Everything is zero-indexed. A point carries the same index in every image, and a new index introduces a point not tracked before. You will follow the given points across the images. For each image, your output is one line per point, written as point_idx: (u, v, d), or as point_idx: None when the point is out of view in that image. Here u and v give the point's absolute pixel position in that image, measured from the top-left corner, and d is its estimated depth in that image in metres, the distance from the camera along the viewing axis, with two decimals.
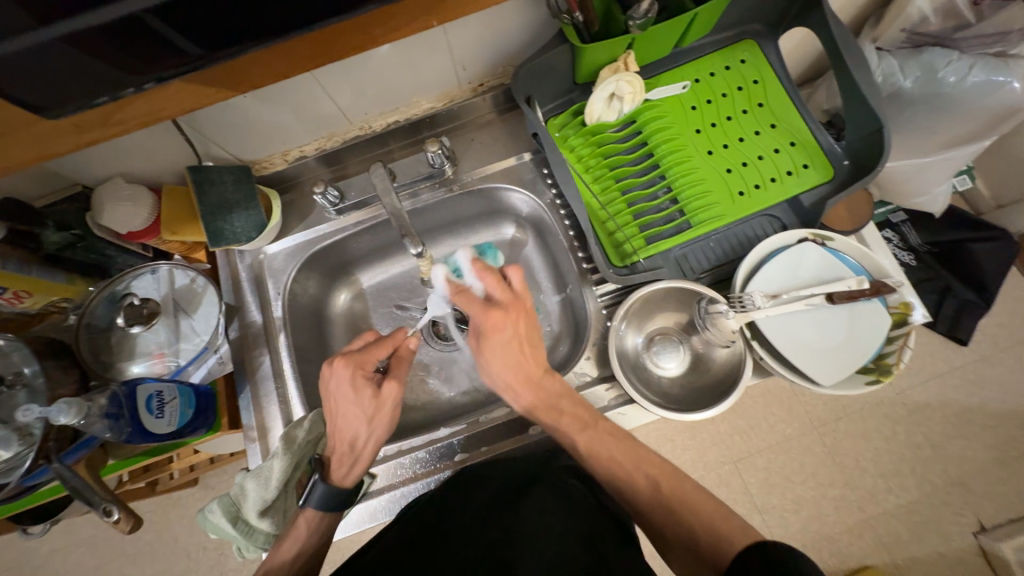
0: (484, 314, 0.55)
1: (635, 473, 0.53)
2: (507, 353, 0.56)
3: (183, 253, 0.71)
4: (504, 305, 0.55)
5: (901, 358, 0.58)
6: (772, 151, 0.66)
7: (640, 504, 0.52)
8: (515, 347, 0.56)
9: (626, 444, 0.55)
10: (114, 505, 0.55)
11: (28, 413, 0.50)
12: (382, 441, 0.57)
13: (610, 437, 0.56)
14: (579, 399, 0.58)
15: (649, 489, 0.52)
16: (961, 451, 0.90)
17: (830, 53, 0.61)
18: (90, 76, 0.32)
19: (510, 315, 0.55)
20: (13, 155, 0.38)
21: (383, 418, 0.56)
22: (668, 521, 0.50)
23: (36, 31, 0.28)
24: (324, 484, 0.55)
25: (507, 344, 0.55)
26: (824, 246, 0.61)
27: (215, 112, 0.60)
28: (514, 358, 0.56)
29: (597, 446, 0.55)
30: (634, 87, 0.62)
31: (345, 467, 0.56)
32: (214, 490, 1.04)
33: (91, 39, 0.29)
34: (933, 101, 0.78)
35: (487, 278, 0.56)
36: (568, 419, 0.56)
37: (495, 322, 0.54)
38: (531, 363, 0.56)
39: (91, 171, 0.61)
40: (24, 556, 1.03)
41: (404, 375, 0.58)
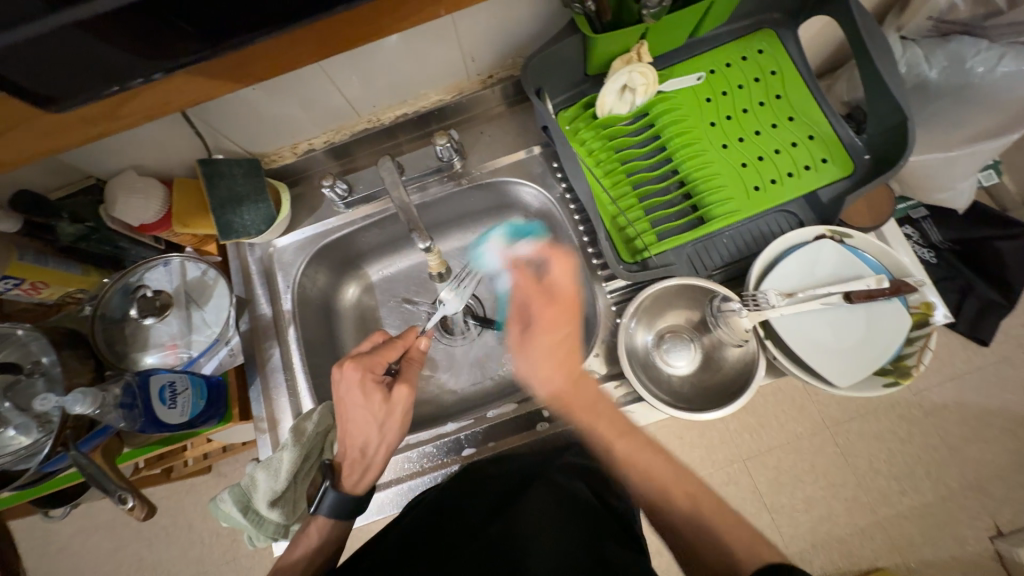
0: (542, 304, 0.62)
1: (672, 489, 0.54)
2: (555, 352, 0.61)
3: (195, 246, 0.72)
4: (562, 298, 0.62)
5: (921, 360, 0.56)
6: (789, 144, 0.64)
7: (675, 518, 0.53)
8: (563, 347, 0.61)
9: (662, 457, 0.57)
10: (129, 493, 0.55)
11: (46, 402, 0.51)
12: (393, 447, 0.57)
13: (648, 451, 0.57)
14: (617, 408, 0.61)
15: (685, 506, 0.53)
16: (979, 455, 0.88)
17: (853, 42, 0.59)
18: (98, 65, 0.32)
19: (571, 312, 0.62)
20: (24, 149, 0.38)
21: (394, 422, 0.56)
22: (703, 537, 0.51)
23: (44, 20, 0.27)
24: (335, 491, 0.55)
25: (556, 342, 0.61)
26: (842, 244, 0.59)
27: (224, 105, 0.60)
28: (568, 358, 0.61)
29: (636, 458, 0.57)
30: (647, 79, 0.60)
31: (357, 474, 0.56)
32: (226, 477, 1.07)
33: (92, 28, 0.29)
34: (960, 92, 0.76)
35: (557, 267, 0.62)
36: (609, 425, 0.58)
37: (552, 315, 0.62)
38: (573, 364, 0.61)
39: (104, 163, 0.62)
40: (46, 538, 1.07)
41: (415, 378, 0.58)
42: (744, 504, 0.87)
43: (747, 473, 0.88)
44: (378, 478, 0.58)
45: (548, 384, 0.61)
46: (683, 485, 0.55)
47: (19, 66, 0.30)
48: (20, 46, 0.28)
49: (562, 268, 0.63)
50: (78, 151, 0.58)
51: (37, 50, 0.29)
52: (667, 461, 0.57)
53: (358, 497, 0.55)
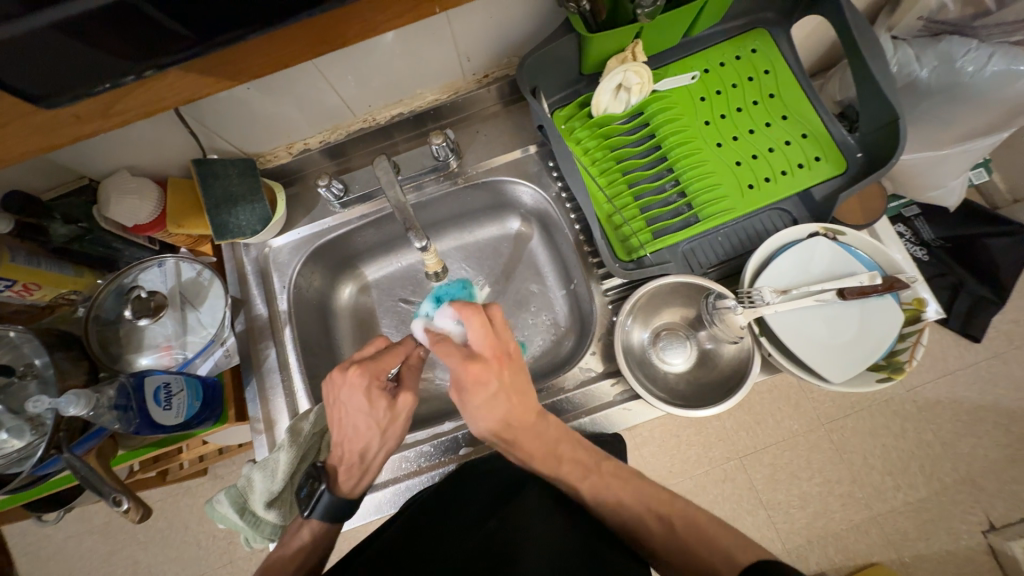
0: (465, 368, 0.49)
1: (647, 514, 0.53)
2: (494, 405, 0.51)
3: (190, 246, 0.72)
4: (487, 358, 0.50)
5: (913, 356, 0.56)
6: (783, 143, 0.65)
7: (653, 543, 0.52)
8: (502, 400, 0.51)
9: (632, 483, 0.54)
10: (124, 495, 0.55)
11: (39, 404, 0.50)
12: (390, 451, 0.58)
13: (615, 480, 0.54)
14: (577, 440, 0.55)
15: (660, 529, 0.52)
16: (971, 449, 0.89)
17: (845, 41, 0.60)
18: (87, 63, 0.32)
19: (498, 365, 0.50)
20: (16, 147, 0.38)
21: (395, 427, 0.57)
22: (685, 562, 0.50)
23: (26, 19, 0.27)
24: (331, 494, 0.54)
25: (493, 396, 0.51)
26: (835, 241, 0.59)
27: (217, 104, 0.59)
28: (502, 404, 0.51)
29: (602, 490, 0.53)
30: (641, 77, 0.61)
31: (353, 476, 0.56)
32: (223, 479, 1.06)
33: (79, 24, 0.28)
34: (950, 91, 0.76)
35: (474, 323, 0.49)
36: (569, 466, 0.53)
37: (478, 375, 0.49)
38: (522, 408, 0.52)
39: (96, 163, 0.61)
40: (39, 543, 1.06)
41: (415, 385, 0.59)
42: (740, 500, 0.88)
43: (743, 470, 0.89)
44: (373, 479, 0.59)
45: (492, 432, 0.52)
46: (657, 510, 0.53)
47: (7, 63, 0.29)
48: (8, 43, 0.28)
49: (477, 327, 0.49)
50: (70, 152, 0.58)
51: (24, 50, 0.29)
52: (642, 487, 0.54)
53: (353, 501, 0.55)
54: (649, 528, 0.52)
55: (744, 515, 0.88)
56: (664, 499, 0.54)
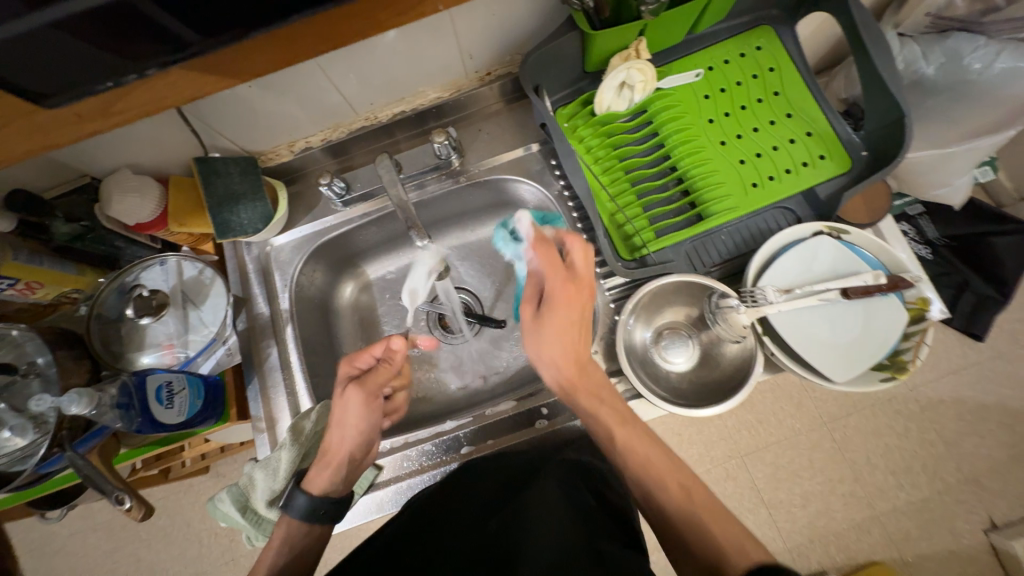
0: (562, 286, 0.55)
1: (668, 476, 0.51)
2: (567, 332, 0.56)
3: (192, 245, 0.72)
4: (580, 283, 0.56)
5: (917, 355, 0.56)
6: (787, 141, 0.65)
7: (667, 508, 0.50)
8: (575, 330, 0.56)
9: (660, 447, 0.53)
10: (127, 493, 0.55)
11: (41, 403, 0.50)
12: (344, 452, 0.55)
13: (644, 438, 0.54)
14: (618, 395, 0.57)
15: (678, 499, 0.50)
16: (974, 449, 0.89)
17: (850, 38, 0.59)
18: (89, 62, 0.32)
19: (586, 295, 0.56)
20: (15, 147, 0.37)
21: (344, 424, 0.56)
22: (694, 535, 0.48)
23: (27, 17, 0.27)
24: (303, 494, 0.54)
25: (569, 324, 0.56)
26: (839, 240, 0.59)
27: (218, 102, 0.59)
28: (570, 339, 0.56)
29: (633, 445, 0.53)
30: (645, 75, 0.60)
31: (323, 476, 0.55)
32: (225, 477, 1.07)
33: (78, 23, 0.28)
34: (957, 88, 0.76)
35: (578, 249, 0.56)
36: (611, 410, 0.54)
37: (569, 298, 0.56)
38: (585, 347, 0.57)
39: (97, 162, 0.61)
40: (42, 540, 1.06)
41: (369, 386, 0.57)
42: (742, 499, 0.88)
43: (745, 469, 0.89)
44: (338, 485, 0.56)
45: (553, 360, 0.56)
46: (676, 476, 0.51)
47: (11, 62, 0.29)
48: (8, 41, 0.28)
49: (579, 252, 0.56)
50: (72, 150, 0.57)
51: (24, 49, 0.29)
52: (658, 444, 0.53)
53: (313, 499, 0.54)
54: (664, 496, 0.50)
55: (745, 513, 0.88)
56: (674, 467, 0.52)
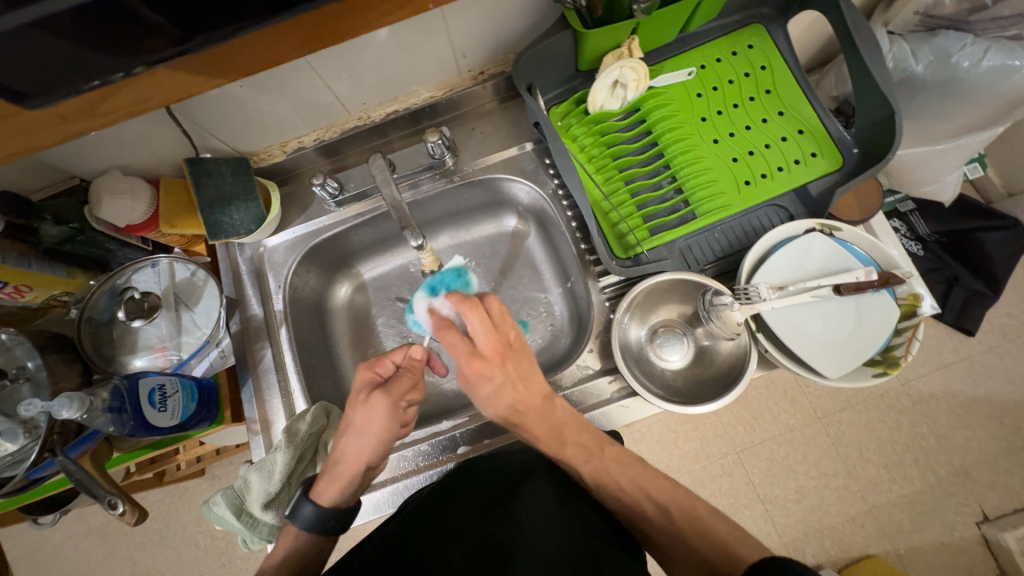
0: (469, 362, 0.54)
1: (642, 497, 0.55)
2: (501, 397, 0.56)
3: (184, 247, 0.71)
4: (488, 353, 0.54)
5: (909, 350, 0.56)
6: (779, 139, 0.65)
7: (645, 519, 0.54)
8: (509, 392, 0.56)
9: (635, 469, 0.57)
10: (120, 498, 0.54)
11: (31, 407, 0.49)
12: (360, 462, 0.54)
13: (616, 464, 0.56)
14: (584, 424, 0.58)
15: (659, 517, 0.54)
16: (966, 442, 0.90)
17: (841, 36, 0.59)
18: (75, 59, 0.31)
19: (499, 361, 0.55)
20: (1, 148, 0.37)
21: (364, 431, 0.54)
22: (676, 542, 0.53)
23: (8, 16, 0.26)
24: (310, 505, 0.52)
25: (499, 389, 0.55)
26: (831, 237, 0.60)
27: (209, 102, 0.59)
28: (503, 397, 0.56)
29: (604, 475, 0.55)
30: (638, 74, 0.60)
31: (333, 486, 0.54)
32: (220, 479, 1.06)
33: (62, 21, 0.28)
34: (946, 86, 0.76)
35: (473, 319, 0.53)
36: (572, 450, 0.56)
37: (480, 370, 0.54)
38: (527, 396, 0.56)
39: (87, 163, 0.61)
40: (35, 545, 1.05)
41: (398, 393, 0.56)
42: (737, 495, 0.88)
43: (740, 465, 0.89)
44: (349, 496, 0.55)
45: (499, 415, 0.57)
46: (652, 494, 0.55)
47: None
48: None
49: (479, 323, 0.54)
50: (60, 151, 0.57)
51: (7, 46, 0.28)
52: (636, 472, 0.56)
53: (321, 510, 0.52)
54: (642, 511, 0.55)
55: (741, 509, 0.88)
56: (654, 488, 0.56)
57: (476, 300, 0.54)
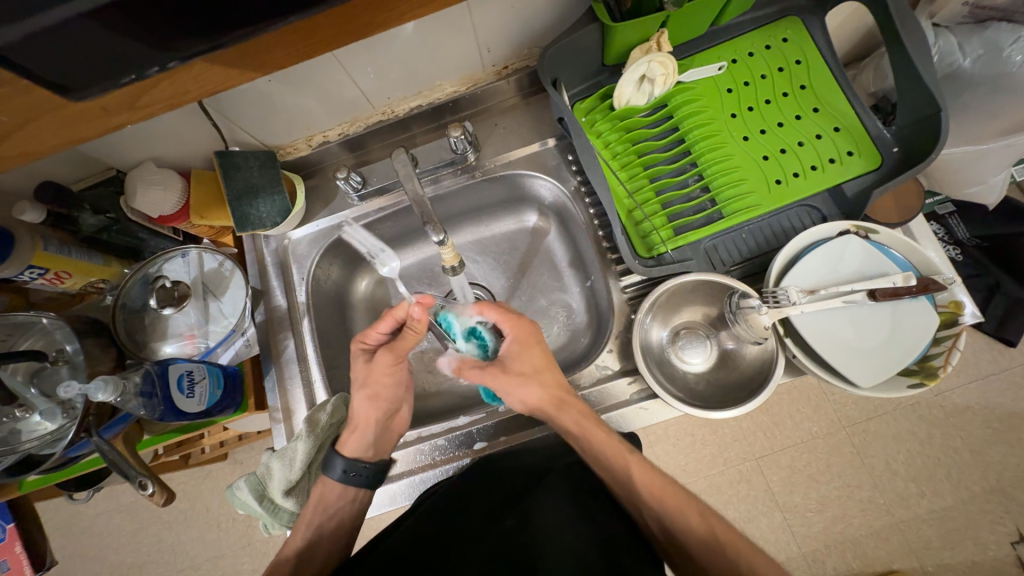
0: (518, 321, 0.60)
1: (690, 511, 0.50)
2: (539, 367, 0.58)
3: (213, 237, 0.74)
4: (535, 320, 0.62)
5: (949, 361, 0.53)
6: (814, 136, 0.62)
7: (689, 539, 0.49)
8: (546, 368, 0.58)
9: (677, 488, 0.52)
10: (150, 479, 0.56)
11: (69, 390, 0.51)
12: (371, 414, 0.58)
13: (651, 471, 0.53)
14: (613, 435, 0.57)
15: (703, 530, 0.49)
16: (1003, 458, 0.85)
17: (884, 29, 0.57)
18: (114, 53, 0.32)
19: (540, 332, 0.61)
20: (48, 139, 0.39)
21: (370, 387, 0.58)
22: (720, 565, 0.47)
23: (57, 10, 0.27)
24: (342, 459, 0.57)
25: (536, 356, 0.59)
26: (867, 240, 0.57)
27: (239, 96, 0.60)
28: (537, 373, 0.58)
29: (642, 475, 0.52)
30: (666, 69, 0.59)
31: (353, 437, 0.58)
32: (243, 464, 1.09)
33: (109, 13, 0.29)
34: (998, 82, 0.73)
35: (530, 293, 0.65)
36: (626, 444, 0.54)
37: (525, 331, 0.60)
38: (559, 381, 0.58)
39: (124, 155, 0.63)
40: (70, 519, 1.10)
41: (402, 348, 0.57)
42: (756, 502, 0.86)
43: (760, 472, 0.87)
44: (372, 446, 0.59)
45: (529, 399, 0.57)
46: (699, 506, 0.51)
47: (44, 55, 0.30)
48: (34, 36, 0.28)
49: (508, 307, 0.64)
50: (100, 142, 0.59)
51: (52, 42, 0.29)
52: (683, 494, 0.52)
53: (353, 463, 0.57)
54: (686, 523, 0.50)
55: (758, 516, 0.86)
56: (703, 508, 0.51)
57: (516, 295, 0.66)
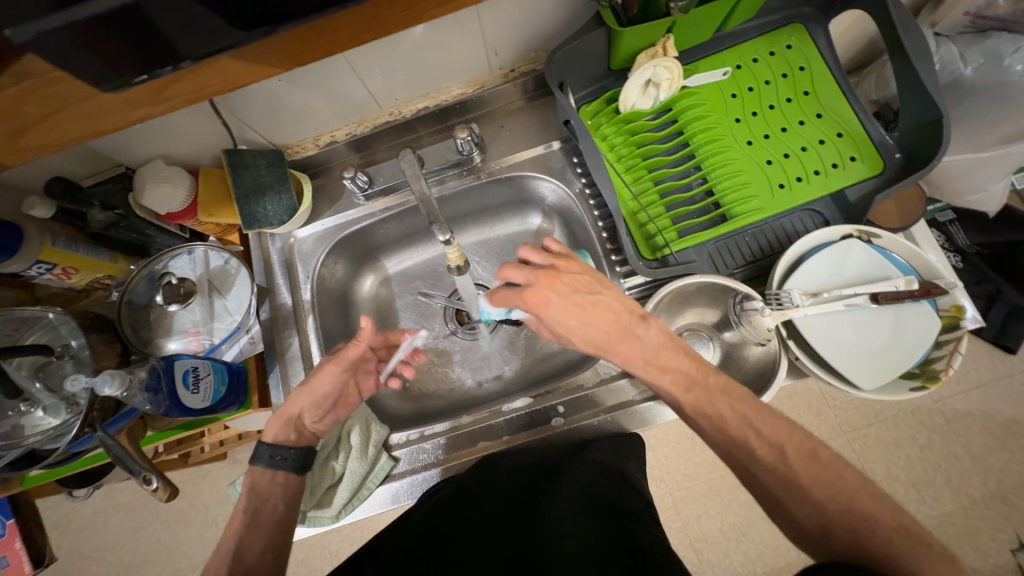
0: (522, 297, 0.54)
1: (752, 437, 0.47)
2: (573, 319, 0.52)
3: (218, 235, 0.74)
4: (541, 280, 0.53)
5: (950, 364, 0.54)
6: (817, 142, 0.63)
7: (761, 475, 0.46)
8: (583, 314, 0.52)
9: (758, 409, 0.49)
10: (154, 474, 0.56)
11: (76, 384, 0.52)
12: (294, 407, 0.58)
13: (722, 395, 0.50)
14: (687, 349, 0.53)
15: (771, 455, 0.46)
16: (1003, 465, 0.85)
17: (886, 37, 0.57)
18: (124, 56, 0.31)
19: (552, 281, 0.52)
20: (74, 130, 0.39)
21: (304, 389, 0.57)
22: (793, 497, 0.44)
23: (65, 13, 0.27)
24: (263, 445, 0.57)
25: (564, 312, 0.52)
26: (870, 244, 0.57)
27: (250, 95, 0.60)
28: (576, 324, 0.53)
29: (706, 405, 0.50)
30: (671, 73, 0.60)
31: (276, 427, 0.57)
32: (242, 463, 1.09)
33: (123, 15, 0.28)
34: (997, 91, 0.74)
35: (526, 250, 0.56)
36: (671, 376, 0.52)
37: (536, 301, 0.53)
38: (607, 318, 0.52)
39: (133, 152, 0.63)
40: (68, 517, 1.10)
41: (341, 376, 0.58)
42: (758, 507, 0.86)
43: None
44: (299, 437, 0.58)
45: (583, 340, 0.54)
46: (762, 432, 0.47)
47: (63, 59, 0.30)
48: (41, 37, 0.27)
49: (514, 266, 0.55)
50: (110, 139, 0.59)
51: (67, 43, 0.29)
52: (751, 409, 0.49)
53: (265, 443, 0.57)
54: (752, 452, 0.47)
55: (759, 522, 0.86)
56: (765, 436, 0.47)
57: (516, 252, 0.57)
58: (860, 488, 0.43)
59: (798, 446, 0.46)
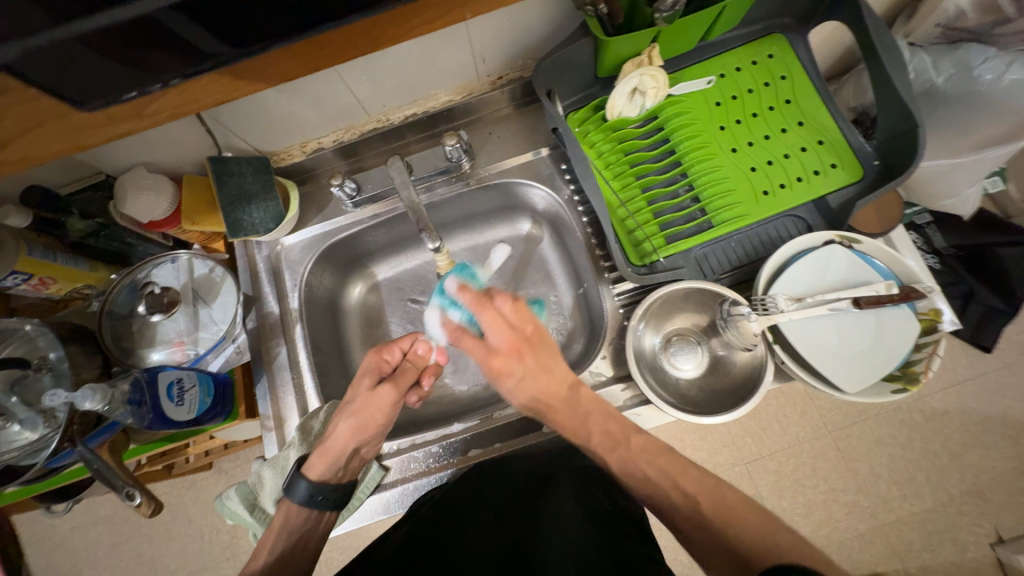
0: (488, 361, 0.54)
1: (671, 488, 0.50)
2: (525, 387, 0.55)
3: (202, 243, 0.72)
4: (505, 348, 0.54)
5: (929, 366, 0.55)
6: (798, 149, 0.65)
7: (676, 513, 0.49)
8: (535, 381, 0.54)
9: (672, 459, 0.52)
10: (136, 490, 0.55)
11: (55, 398, 0.51)
12: (354, 437, 0.57)
13: (644, 454, 0.52)
14: (611, 413, 0.55)
15: (685, 505, 0.48)
16: (980, 460, 0.88)
17: (863, 47, 0.59)
18: (108, 72, 0.31)
19: (517, 354, 0.54)
20: (51, 146, 0.38)
21: (364, 413, 0.57)
22: (707, 537, 0.46)
23: (49, 32, 0.27)
24: (304, 481, 0.55)
25: (520, 382, 0.55)
26: (851, 249, 0.59)
27: (235, 103, 0.60)
28: (533, 392, 0.55)
29: (631, 464, 0.52)
30: (657, 82, 0.61)
31: (321, 461, 0.56)
32: (227, 474, 1.07)
33: (110, 36, 0.28)
34: (968, 99, 0.76)
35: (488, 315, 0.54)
36: (597, 438, 0.53)
37: (499, 368, 0.54)
38: (551, 386, 0.55)
39: (114, 160, 0.62)
40: (44, 534, 1.06)
41: (403, 386, 0.59)
42: None
43: (749, 477, 0.88)
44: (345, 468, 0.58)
45: (532, 405, 0.56)
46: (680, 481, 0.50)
47: (47, 73, 0.30)
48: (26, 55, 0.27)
49: (492, 320, 0.54)
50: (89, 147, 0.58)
51: (48, 59, 0.28)
52: (667, 457, 0.52)
53: (330, 486, 0.56)
54: (670, 500, 0.49)
55: None
56: (694, 479, 0.50)
57: (485, 299, 0.55)
58: (760, 518, 0.46)
59: (709, 493, 0.49)
